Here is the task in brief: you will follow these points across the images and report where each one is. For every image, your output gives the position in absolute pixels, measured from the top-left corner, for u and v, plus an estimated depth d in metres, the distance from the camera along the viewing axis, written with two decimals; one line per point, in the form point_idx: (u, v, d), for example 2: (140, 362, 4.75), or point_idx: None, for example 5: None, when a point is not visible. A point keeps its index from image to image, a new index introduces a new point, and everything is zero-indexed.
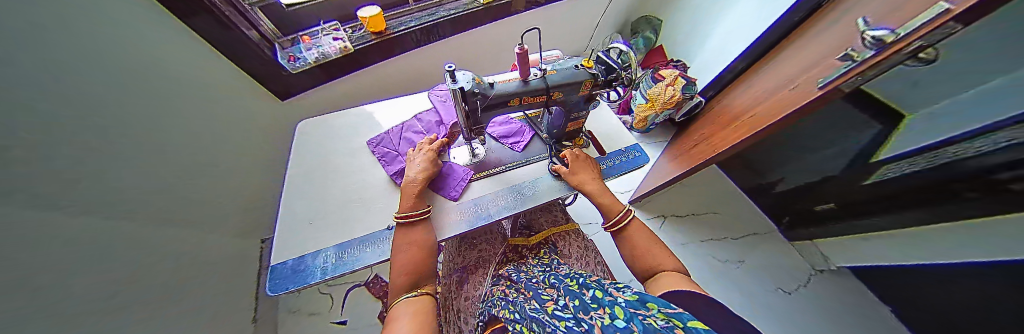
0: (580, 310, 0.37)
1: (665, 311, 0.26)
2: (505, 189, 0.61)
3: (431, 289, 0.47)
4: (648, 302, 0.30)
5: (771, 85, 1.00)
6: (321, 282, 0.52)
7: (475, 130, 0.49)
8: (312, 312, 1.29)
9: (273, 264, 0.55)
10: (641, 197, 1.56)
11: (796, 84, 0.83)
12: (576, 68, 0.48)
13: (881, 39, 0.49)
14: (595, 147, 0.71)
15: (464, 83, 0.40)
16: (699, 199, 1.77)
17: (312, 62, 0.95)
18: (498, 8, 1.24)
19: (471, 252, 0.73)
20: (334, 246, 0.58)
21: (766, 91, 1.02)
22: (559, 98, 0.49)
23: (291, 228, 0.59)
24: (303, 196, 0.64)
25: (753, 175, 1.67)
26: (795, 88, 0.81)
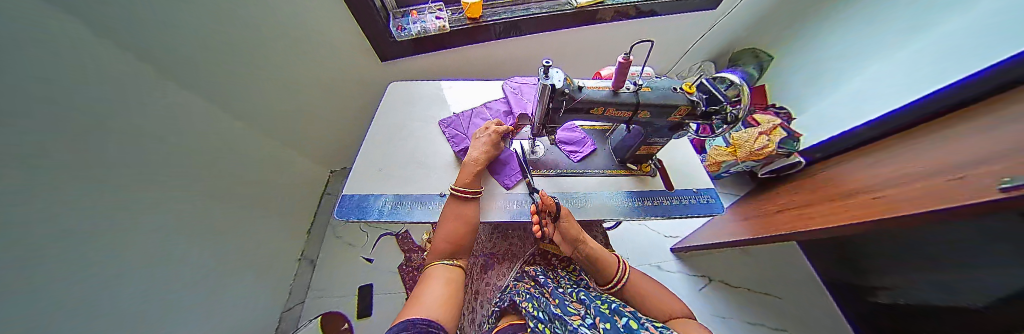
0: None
1: None
2: (554, 194, 0.60)
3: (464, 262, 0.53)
4: None
5: (919, 167, 0.78)
6: (376, 221, 0.60)
7: (547, 128, 0.49)
8: (349, 242, 1.49)
9: (344, 193, 0.64)
10: (686, 247, 1.39)
11: (959, 176, 0.63)
12: (675, 90, 0.44)
13: None
14: (661, 178, 0.65)
15: (557, 81, 0.40)
16: (759, 273, 1.49)
17: (414, 34, 1.06)
18: (590, 14, 1.22)
19: (502, 242, 0.72)
20: (392, 195, 0.65)
21: (908, 174, 0.79)
22: (645, 118, 0.46)
23: (364, 168, 0.69)
24: (380, 145, 0.74)
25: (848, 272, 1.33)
26: (956, 181, 0.63)
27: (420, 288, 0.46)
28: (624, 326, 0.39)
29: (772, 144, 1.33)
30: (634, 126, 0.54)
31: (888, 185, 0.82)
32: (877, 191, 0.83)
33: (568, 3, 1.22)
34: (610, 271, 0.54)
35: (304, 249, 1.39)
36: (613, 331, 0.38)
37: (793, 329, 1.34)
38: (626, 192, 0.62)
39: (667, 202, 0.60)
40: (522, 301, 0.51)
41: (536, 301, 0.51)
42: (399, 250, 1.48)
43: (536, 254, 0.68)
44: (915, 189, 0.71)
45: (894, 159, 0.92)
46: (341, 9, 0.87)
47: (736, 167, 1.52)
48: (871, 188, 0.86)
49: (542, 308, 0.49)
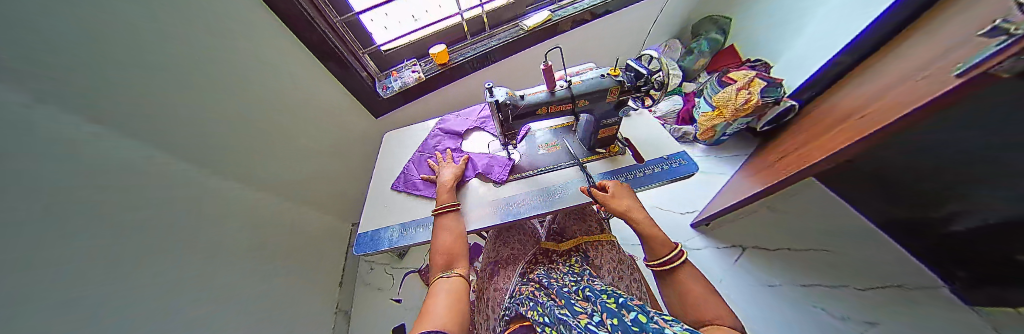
0: (618, 332, 0.36)
1: None
2: (534, 191, 0.67)
3: (463, 271, 0.54)
4: None
5: (898, 74, 0.78)
6: (388, 250, 0.66)
7: (508, 135, 0.57)
8: (378, 287, 1.54)
9: (358, 232, 0.71)
10: (707, 217, 1.35)
11: (928, 72, 0.65)
12: (603, 77, 0.52)
13: None
14: (632, 154, 0.69)
15: (499, 96, 0.49)
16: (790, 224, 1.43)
17: (397, 89, 1.22)
18: (545, 31, 1.35)
19: (505, 249, 0.78)
20: (399, 224, 0.72)
21: (889, 86, 0.79)
22: (585, 106, 0.53)
23: (373, 206, 0.77)
24: (384, 184, 0.83)
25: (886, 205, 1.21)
26: (925, 77, 0.64)
27: (426, 304, 0.46)
28: (631, 320, 0.37)
29: (754, 97, 1.35)
30: (586, 115, 0.61)
31: (869, 101, 0.82)
32: (862, 110, 0.83)
33: (521, 27, 1.35)
34: (664, 248, 0.49)
35: (337, 300, 1.43)
36: (619, 327, 0.37)
37: (856, 283, 1.22)
38: (598, 174, 0.66)
39: (641, 175, 0.64)
40: (527, 310, 0.51)
41: (542, 307, 0.50)
42: (425, 287, 1.51)
43: (539, 254, 0.73)
44: (892, 97, 0.71)
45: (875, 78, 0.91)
46: (325, 76, 1.06)
47: (730, 129, 1.51)
48: (858, 108, 0.86)
49: (545, 311, 0.48)
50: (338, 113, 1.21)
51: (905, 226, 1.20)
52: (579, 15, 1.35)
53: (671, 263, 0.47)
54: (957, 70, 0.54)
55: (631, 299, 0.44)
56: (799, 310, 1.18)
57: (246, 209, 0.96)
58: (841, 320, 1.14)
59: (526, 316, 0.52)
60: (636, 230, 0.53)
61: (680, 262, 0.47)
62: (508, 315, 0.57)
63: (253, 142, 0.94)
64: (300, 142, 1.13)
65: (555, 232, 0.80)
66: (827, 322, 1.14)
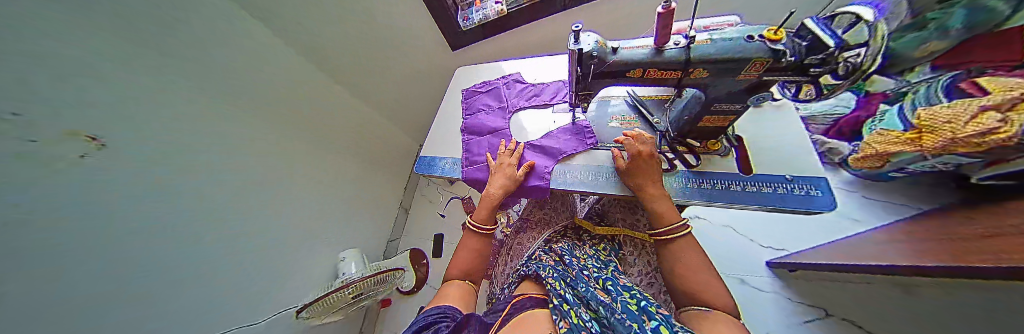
0: None
1: None
2: (589, 168, 0.60)
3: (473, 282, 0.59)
4: None
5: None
6: (438, 176, 0.73)
7: (582, 95, 0.48)
8: (430, 200, 1.83)
9: (421, 154, 0.80)
10: (791, 266, 1.05)
11: None
12: (749, 39, 0.35)
13: None
14: (738, 157, 0.52)
15: (585, 45, 0.40)
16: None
17: (477, 22, 1.25)
18: None
19: (538, 211, 0.78)
20: (452, 156, 0.76)
21: None
22: (701, 78, 0.39)
23: (437, 134, 0.83)
24: (448, 115, 0.87)
25: None
26: None
27: (437, 299, 0.52)
28: (651, 329, 0.33)
29: None
30: (695, 91, 0.46)
31: None
32: None
33: None
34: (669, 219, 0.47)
35: (402, 200, 1.78)
36: (637, 332, 0.33)
37: None
38: (682, 171, 0.53)
39: (743, 189, 0.48)
40: (545, 277, 0.51)
41: (559, 280, 0.49)
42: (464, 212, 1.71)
43: (568, 227, 0.70)
44: None
45: None
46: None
47: (919, 166, 0.99)
48: None
49: (569, 289, 0.47)
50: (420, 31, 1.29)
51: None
52: None
53: (671, 235, 0.47)
54: None
55: (657, 306, 0.38)
56: None
57: (330, 101, 1.21)
58: None
59: (539, 281, 0.53)
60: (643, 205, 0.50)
61: (679, 237, 0.46)
62: (522, 272, 0.58)
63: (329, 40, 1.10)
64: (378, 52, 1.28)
65: (594, 213, 0.74)
66: None
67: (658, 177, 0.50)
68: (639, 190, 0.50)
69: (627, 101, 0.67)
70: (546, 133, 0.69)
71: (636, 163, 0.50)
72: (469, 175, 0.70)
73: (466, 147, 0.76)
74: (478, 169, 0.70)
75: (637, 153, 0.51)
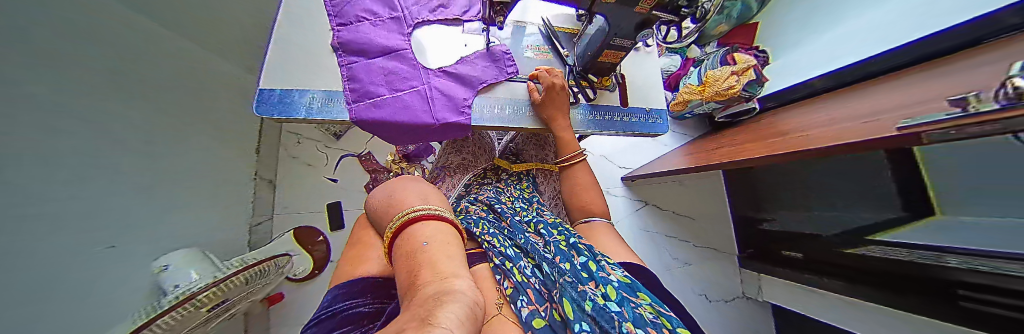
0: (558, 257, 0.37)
1: (657, 307, 0.27)
2: (508, 102, 0.58)
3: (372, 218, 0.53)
4: (639, 291, 0.29)
5: (860, 109, 0.76)
6: (305, 119, 0.52)
7: (495, 6, 0.41)
8: (307, 158, 1.41)
9: (261, 86, 0.53)
10: (635, 176, 1.54)
11: (875, 119, 0.65)
12: None
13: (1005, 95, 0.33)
14: (620, 96, 0.63)
15: None
16: (696, 201, 1.71)
17: None
18: None
19: (455, 156, 0.73)
20: (321, 89, 0.55)
21: (834, 118, 0.81)
22: (607, 4, 0.41)
23: (286, 55, 0.55)
24: (301, 24, 0.58)
25: (751, 207, 1.51)
26: (872, 122, 0.64)
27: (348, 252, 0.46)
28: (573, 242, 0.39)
29: (738, 86, 1.33)
30: (601, 21, 0.48)
31: (816, 124, 0.85)
32: (801, 134, 0.83)
33: None
34: (570, 152, 0.55)
35: (257, 168, 1.26)
36: (561, 250, 0.39)
37: (696, 240, 1.63)
38: (582, 105, 0.60)
39: (622, 120, 0.61)
40: (479, 231, 0.48)
41: (497, 237, 0.46)
42: (363, 170, 1.44)
43: (488, 169, 0.71)
44: (833, 128, 0.72)
45: (823, 108, 0.95)
46: None
47: (699, 109, 1.57)
48: (795, 130, 0.91)
49: (508, 245, 0.44)
50: None
51: (749, 223, 1.53)
52: None
53: (570, 161, 0.55)
54: (902, 124, 0.50)
55: (582, 239, 0.41)
56: (654, 251, 1.59)
57: None
58: (674, 261, 1.58)
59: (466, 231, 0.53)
60: (553, 136, 0.55)
61: (576, 162, 0.56)
62: None
63: None
64: None
65: (511, 152, 0.76)
66: (666, 263, 1.57)
67: (567, 110, 0.56)
68: (550, 125, 0.55)
69: (541, 30, 0.64)
70: (459, 59, 0.59)
71: (549, 96, 0.54)
72: (361, 115, 0.53)
73: (349, 73, 0.56)
74: (370, 105, 0.53)
75: (551, 86, 0.53)
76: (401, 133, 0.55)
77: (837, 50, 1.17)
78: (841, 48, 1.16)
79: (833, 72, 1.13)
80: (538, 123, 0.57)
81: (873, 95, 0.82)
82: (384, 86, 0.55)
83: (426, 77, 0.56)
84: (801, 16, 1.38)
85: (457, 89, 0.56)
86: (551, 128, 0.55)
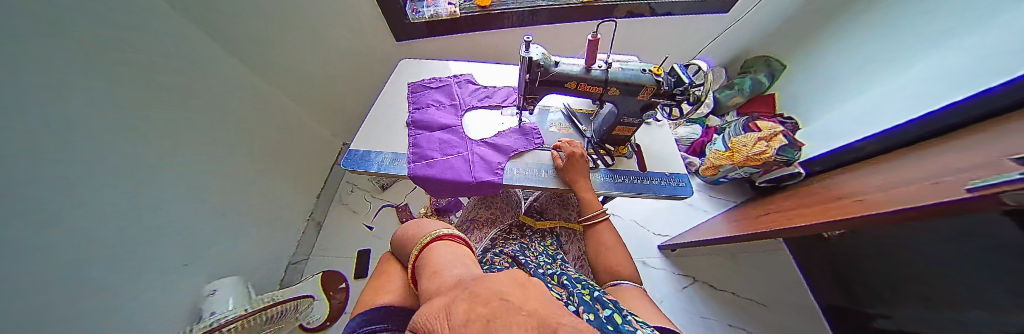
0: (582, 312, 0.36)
1: None
2: (535, 165, 0.68)
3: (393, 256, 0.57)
4: None
5: (918, 173, 0.71)
6: (375, 172, 0.66)
7: (529, 99, 0.56)
8: (354, 210, 1.59)
9: (351, 147, 0.70)
10: (675, 245, 1.42)
11: (946, 180, 0.59)
12: (643, 72, 0.50)
13: None
14: (637, 161, 0.69)
15: (534, 55, 0.48)
16: (756, 279, 1.48)
17: (427, 17, 1.19)
18: (596, 8, 1.28)
19: (484, 211, 0.80)
20: (393, 151, 0.71)
21: (895, 182, 0.75)
22: (614, 95, 0.53)
23: (372, 128, 0.75)
24: (388, 108, 0.81)
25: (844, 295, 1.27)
26: (936, 185, 0.59)
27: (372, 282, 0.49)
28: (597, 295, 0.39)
29: (769, 150, 1.31)
30: (611, 107, 0.60)
31: (873, 188, 0.79)
32: (862, 198, 0.77)
33: None
34: (593, 210, 0.58)
35: (311, 211, 1.48)
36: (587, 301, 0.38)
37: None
38: (602, 169, 0.67)
39: (641, 183, 0.65)
40: None
41: None
42: (397, 221, 1.55)
43: (514, 225, 0.75)
44: (896, 192, 0.66)
45: (880, 172, 0.88)
46: None
47: (734, 173, 1.52)
48: (855, 194, 0.83)
49: None
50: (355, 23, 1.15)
51: (847, 314, 1.26)
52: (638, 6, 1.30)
53: (593, 220, 0.58)
54: (968, 186, 0.50)
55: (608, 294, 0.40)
56: None
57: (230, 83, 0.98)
58: None
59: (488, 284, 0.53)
60: (576, 195, 0.61)
61: (600, 221, 0.59)
62: None
63: None
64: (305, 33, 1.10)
65: (535, 210, 0.81)
66: None
67: (587, 174, 0.63)
68: (573, 184, 0.62)
69: (563, 112, 0.79)
70: (497, 132, 0.74)
71: (571, 162, 0.62)
72: (417, 171, 0.65)
73: (413, 141, 0.72)
74: (426, 165, 0.67)
75: (572, 154, 0.62)
76: (445, 188, 0.66)
77: (876, 114, 1.15)
78: (879, 113, 1.14)
79: (879, 137, 1.07)
80: (561, 183, 0.64)
81: (929, 160, 0.76)
82: (438, 151, 0.69)
83: (470, 146, 0.70)
84: (819, 87, 1.44)
85: (493, 155, 0.68)
86: (574, 188, 0.62)
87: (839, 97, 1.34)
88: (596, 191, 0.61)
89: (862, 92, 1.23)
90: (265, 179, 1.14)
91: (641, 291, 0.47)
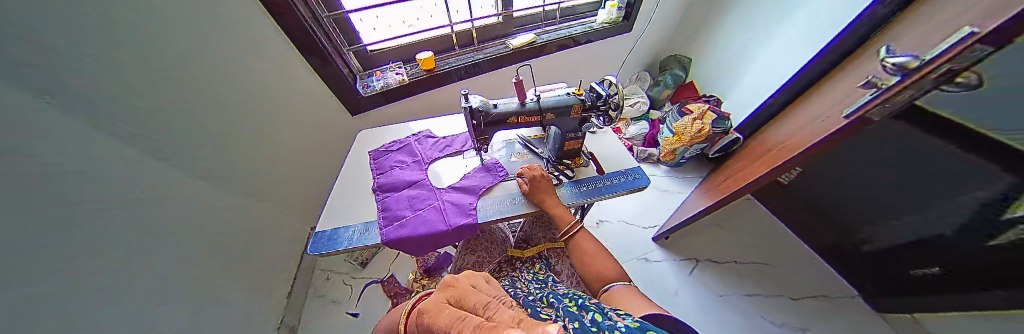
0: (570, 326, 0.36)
1: None
2: (505, 196, 0.71)
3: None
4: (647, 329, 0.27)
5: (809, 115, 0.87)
6: (346, 249, 0.63)
7: (481, 140, 0.61)
8: (335, 298, 1.43)
9: (317, 230, 0.68)
10: (667, 232, 1.46)
11: (827, 115, 0.74)
12: (568, 95, 0.60)
13: (904, 65, 0.46)
14: (595, 166, 0.76)
15: (474, 103, 0.55)
16: (746, 242, 1.56)
17: (378, 89, 1.28)
18: (528, 50, 1.49)
19: (469, 256, 0.79)
20: (362, 223, 0.69)
21: (799, 126, 0.90)
22: (552, 119, 0.60)
23: (337, 205, 0.74)
24: (351, 181, 0.81)
25: (827, 231, 1.40)
26: (822, 121, 0.74)
27: None
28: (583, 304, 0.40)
29: (706, 126, 1.52)
30: (555, 130, 0.67)
31: (786, 135, 0.94)
32: (784, 144, 0.91)
33: (507, 46, 1.49)
34: (566, 223, 0.61)
35: (285, 311, 1.30)
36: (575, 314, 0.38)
37: (790, 293, 1.35)
38: (565, 183, 0.72)
39: (603, 185, 0.71)
40: None
41: None
42: (386, 295, 1.42)
43: (504, 262, 0.74)
44: (801, 134, 0.80)
45: (787, 122, 1.06)
46: (308, 73, 1.11)
47: (688, 153, 1.68)
48: (777, 143, 0.97)
49: None
50: (310, 108, 1.20)
51: (837, 250, 1.38)
52: (563, 41, 1.54)
53: (570, 233, 0.61)
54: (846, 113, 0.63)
55: (590, 299, 0.42)
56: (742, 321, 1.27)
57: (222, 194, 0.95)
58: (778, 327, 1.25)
59: None
60: (549, 214, 0.64)
61: (577, 232, 0.61)
62: None
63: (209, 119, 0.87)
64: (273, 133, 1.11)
65: (520, 240, 0.81)
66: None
67: (552, 191, 0.67)
68: (542, 205, 0.65)
69: (519, 142, 0.86)
70: (463, 176, 0.77)
71: (535, 184, 0.66)
72: (390, 235, 0.64)
73: (382, 206, 0.72)
74: (398, 226, 0.66)
75: (534, 177, 0.67)
76: (421, 243, 0.65)
77: (773, 76, 1.47)
78: (775, 74, 1.46)
79: (784, 89, 1.35)
80: (533, 206, 0.67)
81: (812, 104, 0.95)
82: (408, 209, 0.70)
83: (439, 196, 0.72)
84: (720, 69, 1.79)
85: (463, 198, 0.70)
86: (544, 208, 0.65)
87: (738, 73, 1.68)
88: (565, 205, 0.65)
89: (754, 64, 1.58)
90: (241, 288, 1.04)
91: (630, 289, 0.48)
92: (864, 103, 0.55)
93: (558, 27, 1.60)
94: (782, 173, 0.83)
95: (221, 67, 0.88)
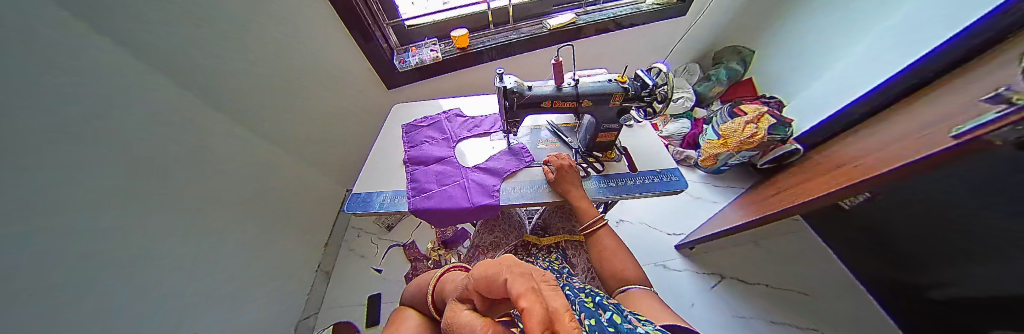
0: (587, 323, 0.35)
1: None
2: (529, 182, 0.70)
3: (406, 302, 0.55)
4: None
5: (904, 130, 0.72)
6: (377, 212, 0.68)
7: (511, 123, 0.60)
8: (362, 255, 1.58)
9: (353, 191, 0.73)
10: (693, 242, 1.37)
11: (930, 132, 0.60)
12: (609, 81, 0.55)
13: None
14: (627, 162, 0.72)
15: (508, 84, 0.53)
16: (784, 265, 1.41)
17: (413, 65, 1.30)
18: (566, 32, 1.40)
19: (487, 235, 0.80)
20: (393, 190, 0.73)
21: (886, 142, 0.76)
22: (588, 106, 0.56)
23: (371, 170, 0.79)
24: (385, 150, 0.85)
25: (890, 268, 1.20)
26: (922, 139, 0.61)
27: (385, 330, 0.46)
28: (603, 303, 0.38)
29: (761, 132, 1.34)
30: (590, 118, 0.63)
31: (867, 151, 0.79)
32: (862, 161, 0.77)
33: (545, 26, 1.41)
34: (590, 217, 0.59)
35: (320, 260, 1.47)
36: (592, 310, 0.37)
37: (826, 328, 1.22)
38: (593, 176, 0.69)
39: (634, 183, 0.67)
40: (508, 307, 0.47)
41: None
42: (406, 260, 1.53)
43: (519, 246, 0.74)
44: (890, 152, 0.67)
45: (870, 136, 0.89)
46: (350, 45, 1.14)
47: (734, 160, 1.52)
48: (853, 159, 0.83)
49: None
50: (347, 80, 1.25)
51: (901, 291, 1.18)
52: (603, 23, 1.42)
53: (593, 228, 0.58)
54: (955, 132, 0.51)
55: (609, 299, 0.41)
56: None
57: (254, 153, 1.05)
58: None
59: None
60: (571, 205, 0.62)
61: (599, 228, 0.59)
62: None
63: (247, 82, 0.94)
64: (312, 100, 1.19)
65: (538, 227, 0.81)
66: None
67: (578, 183, 0.64)
68: (566, 195, 0.63)
69: (549, 128, 0.83)
70: (489, 157, 0.77)
71: (561, 174, 0.64)
72: (416, 205, 0.67)
73: (411, 177, 0.75)
74: (424, 198, 0.69)
75: (561, 167, 0.64)
76: (443, 217, 0.68)
77: (856, 81, 1.24)
78: (859, 79, 1.24)
79: (858, 102, 1.13)
80: (556, 196, 0.65)
81: (912, 116, 0.78)
82: (435, 183, 0.72)
83: (465, 174, 0.73)
84: (795, 66, 1.54)
85: (488, 179, 0.71)
86: (568, 199, 0.63)
87: (816, 72, 1.45)
88: (590, 198, 0.62)
89: (838, 63, 1.34)
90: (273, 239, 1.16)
91: (652, 294, 0.46)
92: (986, 123, 0.44)
93: (602, 8, 1.48)
94: (852, 195, 0.71)
95: (264, 30, 0.92)
